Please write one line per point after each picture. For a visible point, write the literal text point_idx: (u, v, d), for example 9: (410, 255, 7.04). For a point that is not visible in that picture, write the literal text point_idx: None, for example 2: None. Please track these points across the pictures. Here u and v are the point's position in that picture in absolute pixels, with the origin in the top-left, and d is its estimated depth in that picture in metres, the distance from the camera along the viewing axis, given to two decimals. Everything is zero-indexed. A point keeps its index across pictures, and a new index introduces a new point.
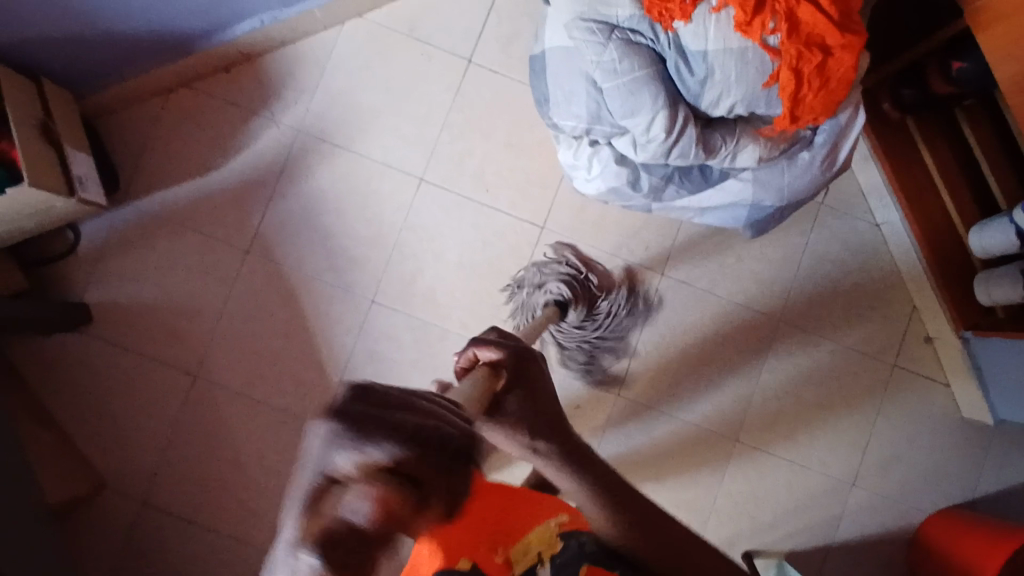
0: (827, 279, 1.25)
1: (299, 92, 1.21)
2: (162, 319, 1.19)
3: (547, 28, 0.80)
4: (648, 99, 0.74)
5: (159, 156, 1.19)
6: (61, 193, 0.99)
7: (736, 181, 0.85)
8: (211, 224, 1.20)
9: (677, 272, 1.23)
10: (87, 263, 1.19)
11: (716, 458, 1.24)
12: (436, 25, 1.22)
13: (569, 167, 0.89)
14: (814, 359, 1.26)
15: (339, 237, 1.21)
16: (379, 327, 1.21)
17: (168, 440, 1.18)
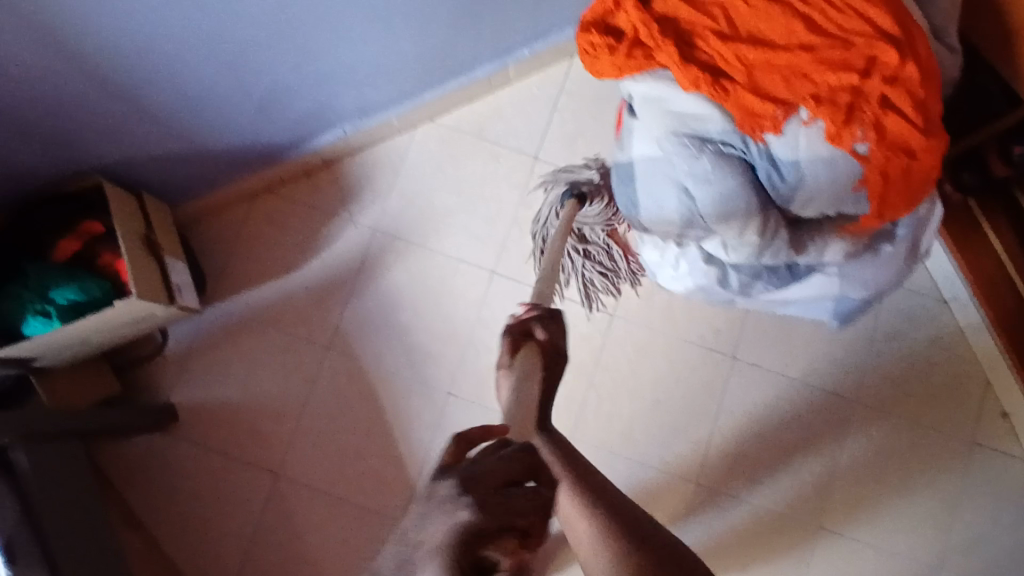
0: (899, 358, 1.24)
1: (375, 194, 1.28)
2: (245, 416, 1.22)
3: (633, 138, 0.85)
4: (740, 209, 0.78)
5: (246, 260, 1.26)
6: (161, 302, 1.03)
7: (823, 276, 0.88)
8: (293, 323, 1.25)
9: (749, 356, 1.23)
10: (175, 364, 1.23)
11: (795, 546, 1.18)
12: (503, 126, 1.29)
13: (654, 266, 0.92)
14: (891, 441, 1.22)
15: (416, 331, 1.25)
16: (455, 418, 1.23)
17: (249, 541, 1.18)
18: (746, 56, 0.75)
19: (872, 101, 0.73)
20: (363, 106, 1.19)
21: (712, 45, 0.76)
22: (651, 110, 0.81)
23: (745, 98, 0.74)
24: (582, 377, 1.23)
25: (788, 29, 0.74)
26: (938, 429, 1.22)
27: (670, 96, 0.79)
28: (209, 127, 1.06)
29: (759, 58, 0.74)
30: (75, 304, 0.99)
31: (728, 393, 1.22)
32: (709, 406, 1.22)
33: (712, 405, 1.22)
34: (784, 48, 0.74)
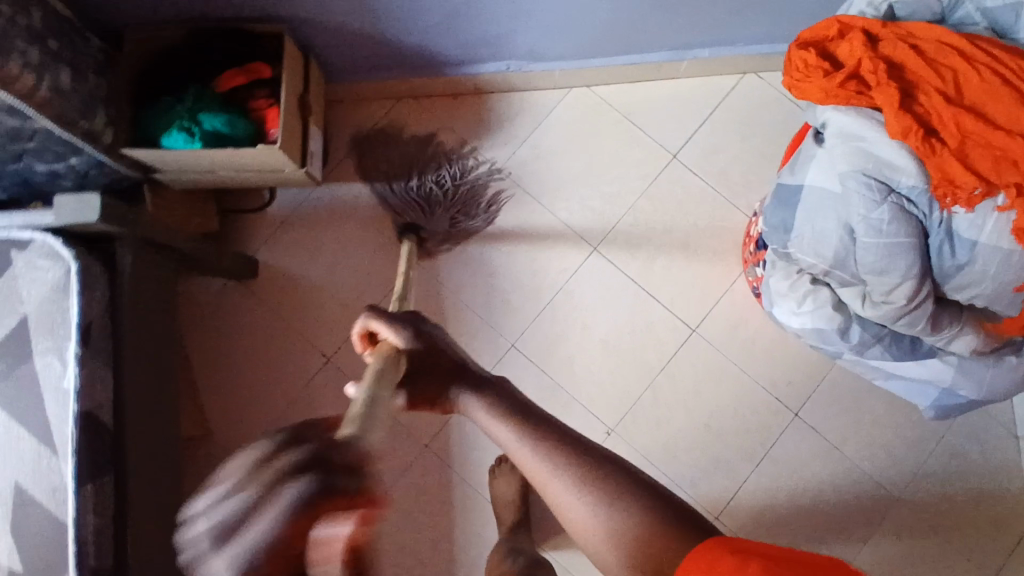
0: (954, 475, 1.21)
1: (511, 135, 1.28)
2: (318, 297, 1.24)
3: (811, 165, 0.84)
4: (902, 266, 0.76)
5: (369, 152, 1.27)
6: (294, 162, 1.05)
7: (940, 361, 0.87)
8: (391, 226, 1.26)
9: (811, 419, 1.22)
10: (272, 225, 1.26)
11: None
12: (654, 115, 1.28)
13: (778, 295, 0.92)
14: (919, 550, 1.19)
15: (502, 277, 1.25)
16: (511, 371, 1.22)
17: (279, 414, 1.20)
18: (963, 125, 0.74)
19: None
20: (536, 50, 1.19)
21: (933, 104, 0.76)
22: (841, 144, 0.80)
23: (949, 162, 0.73)
24: (644, 378, 1.22)
25: (1015, 113, 0.73)
26: (968, 555, 1.18)
27: (870, 137, 0.78)
28: (397, 19, 1.08)
29: (976, 131, 0.73)
30: (218, 134, 1.01)
31: (780, 443, 1.21)
32: (755, 449, 1.21)
33: (758, 449, 1.21)
34: (1005, 130, 0.73)
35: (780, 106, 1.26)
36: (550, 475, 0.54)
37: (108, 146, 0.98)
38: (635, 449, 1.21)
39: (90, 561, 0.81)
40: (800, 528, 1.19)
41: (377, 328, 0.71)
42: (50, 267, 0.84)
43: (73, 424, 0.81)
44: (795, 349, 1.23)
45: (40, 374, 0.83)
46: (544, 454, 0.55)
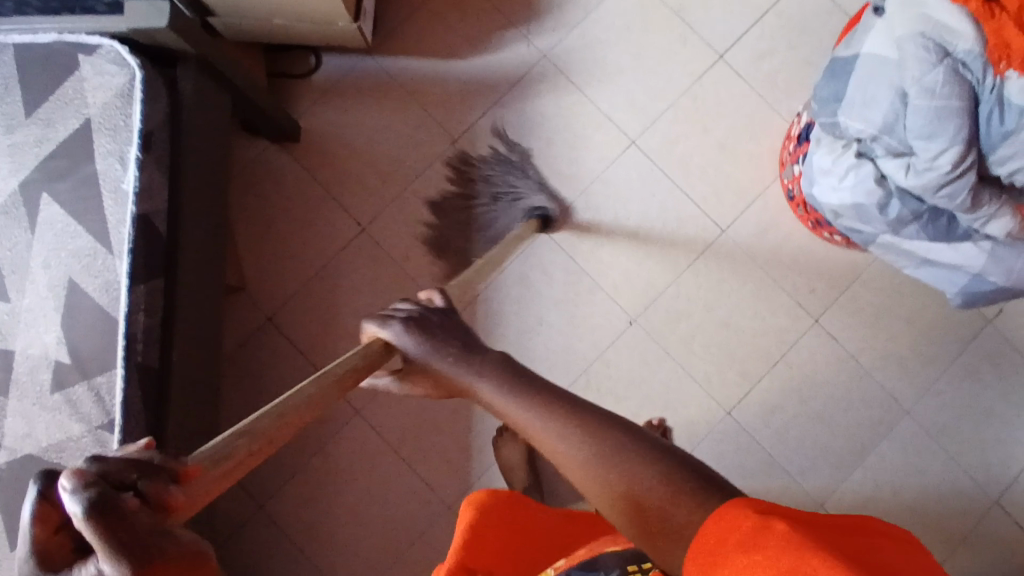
0: (963, 396, 1.23)
1: (560, 23, 1.29)
2: (356, 166, 1.26)
3: (871, 33, 0.84)
4: (950, 131, 0.77)
5: (418, 28, 1.28)
6: (349, 15, 1.08)
7: (974, 246, 0.89)
8: (435, 103, 1.27)
9: (831, 326, 1.23)
10: (316, 92, 1.27)
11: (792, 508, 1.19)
12: (704, 14, 1.28)
13: (821, 171, 0.93)
14: (921, 464, 1.21)
15: (539, 161, 1.26)
16: (540, 255, 1.25)
17: (311, 275, 1.23)
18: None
19: None
20: None
21: None
22: (902, 9, 0.81)
23: (1006, 27, 0.76)
24: (671, 273, 1.24)
25: None
26: (967, 471, 1.21)
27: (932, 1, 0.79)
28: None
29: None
30: None
31: (797, 348, 1.23)
32: (772, 349, 1.23)
33: (775, 351, 1.23)
34: None
35: (831, 15, 1.26)
36: (549, 433, 0.52)
37: None
38: (654, 339, 1.23)
39: (138, 356, 0.85)
40: (808, 431, 1.22)
41: (375, 333, 0.62)
42: (117, 73, 0.87)
43: (131, 225, 0.85)
44: (821, 258, 1.24)
45: (102, 174, 0.86)
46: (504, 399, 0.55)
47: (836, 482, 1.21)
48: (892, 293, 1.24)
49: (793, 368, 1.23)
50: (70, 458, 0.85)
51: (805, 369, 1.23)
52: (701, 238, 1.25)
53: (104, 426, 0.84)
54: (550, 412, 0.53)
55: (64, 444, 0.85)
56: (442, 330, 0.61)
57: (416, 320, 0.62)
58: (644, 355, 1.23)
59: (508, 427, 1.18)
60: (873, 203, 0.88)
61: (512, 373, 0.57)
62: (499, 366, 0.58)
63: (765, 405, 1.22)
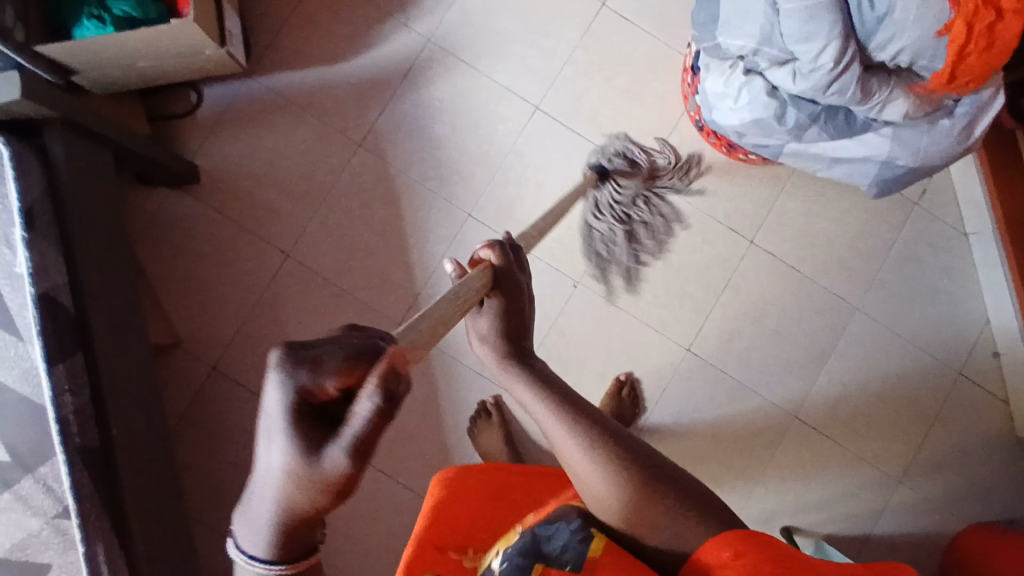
0: (907, 281, 1.25)
1: (436, 4, 1.26)
2: (266, 193, 1.23)
3: None
4: (826, 27, 0.78)
5: (295, 40, 1.25)
6: (214, 41, 1.04)
7: (876, 135, 0.90)
8: (330, 112, 1.24)
9: (768, 243, 1.25)
10: (207, 127, 1.23)
11: (768, 426, 1.22)
12: None
13: (715, 96, 0.93)
14: (881, 355, 1.24)
15: (448, 147, 1.25)
16: (471, 239, 1.23)
17: (248, 312, 1.20)
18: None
19: None
20: None
21: None
22: None
23: None
24: None
25: None
26: (924, 352, 1.24)
27: None
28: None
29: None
30: (130, 19, 0.99)
31: (741, 272, 1.24)
32: (717, 279, 1.24)
33: (720, 280, 1.24)
34: None
35: None
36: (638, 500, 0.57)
37: (22, 46, 0.92)
38: (602, 295, 1.23)
39: (76, 438, 0.82)
40: (769, 349, 1.23)
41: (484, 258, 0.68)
42: None
43: (33, 306, 0.81)
44: (743, 179, 1.25)
45: None
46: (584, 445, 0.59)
47: (806, 391, 1.23)
48: (818, 198, 1.26)
49: (740, 293, 1.24)
50: (35, 554, 0.82)
51: (753, 290, 1.24)
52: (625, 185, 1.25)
53: (62, 514, 0.82)
54: (637, 476, 0.58)
55: (29, 540, 0.82)
56: (513, 288, 0.67)
57: (510, 258, 0.68)
58: (596, 314, 1.23)
59: (481, 413, 1.19)
60: (770, 115, 0.88)
61: (590, 418, 0.61)
62: (579, 412, 0.61)
63: (722, 334, 1.23)
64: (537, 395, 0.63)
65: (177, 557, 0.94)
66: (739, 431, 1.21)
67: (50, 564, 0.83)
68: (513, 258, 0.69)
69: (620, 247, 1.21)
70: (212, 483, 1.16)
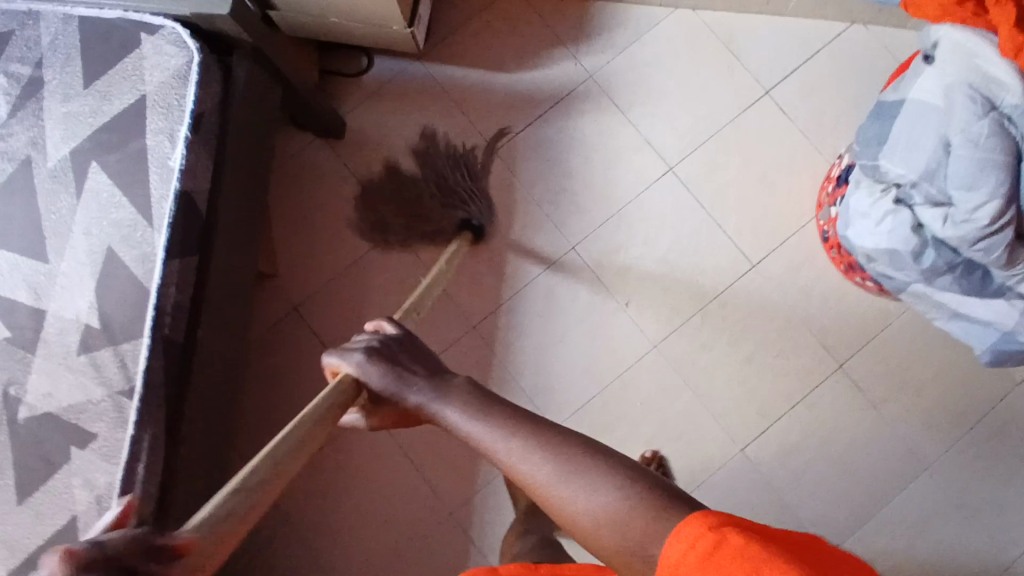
0: (986, 457, 1.19)
1: (609, 45, 1.30)
2: (396, 167, 1.28)
3: (920, 79, 0.84)
4: (991, 184, 0.77)
5: (470, 38, 1.31)
6: (404, 21, 1.11)
7: (1009, 304, 0.87)
8: (478, 112, 1.29)
9: (855, 372, 1.21)
10: (364, 91, 1.30)
11: None
12: (753, 48, 1.28)
13: (857, 214, 0.92)
14: (937, 524, 1.18)
15: (575, 179, 1.27)
16: (567, 272, 1.25)
17: (341, 269, 1.25)
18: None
19: None
20: None
21: None
22: (952, 58, 0.81)
23: None
24: (696, 302, 1.24)
25: None
26: (984, 536, 1.17)
27: (982, 53, 0.78)
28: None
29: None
30: None
31: (819, 391, 1.21)
32: (793, 391, 1.21)
33: (795, 392, 1.21)
34: None
35: (881, 62, 1.26)
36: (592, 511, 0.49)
37: None
38: (673, 367, 1.22)
39: (166, 330, 0.87)
40: (823, 476, 1.19)
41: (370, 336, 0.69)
42: (175, 54, 0.90)
43: (172, 200, 0.88)
44: (850, 304, 1.23)
45: (150, 149, 0.89)
46: (542, 466, 0.52)
47: (846, 533, 1.18)
48: (921, 345, 1.22)
49: (812, 411, 1.21)
50: (88, 421, 0.86)
51: (824, 413, 1.21)
52: (732, 271, 1.24)
53: (126, 392, 0.86)
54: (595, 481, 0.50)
55: (84, 406, 0.87)
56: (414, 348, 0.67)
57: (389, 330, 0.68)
58: (663, 383, 1.22)
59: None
60: (907, 250, 0.87)
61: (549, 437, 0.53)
62: (533, 442, 0.53)
63: (781, 446, 1.20)
64: (466, 410, 0.57)
65: (205, 470, 0.98)
66: None
67: (97, 435, 0.86)
68: (377, 343, 0.65)
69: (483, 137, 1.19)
70: (253, 415, 1.20)
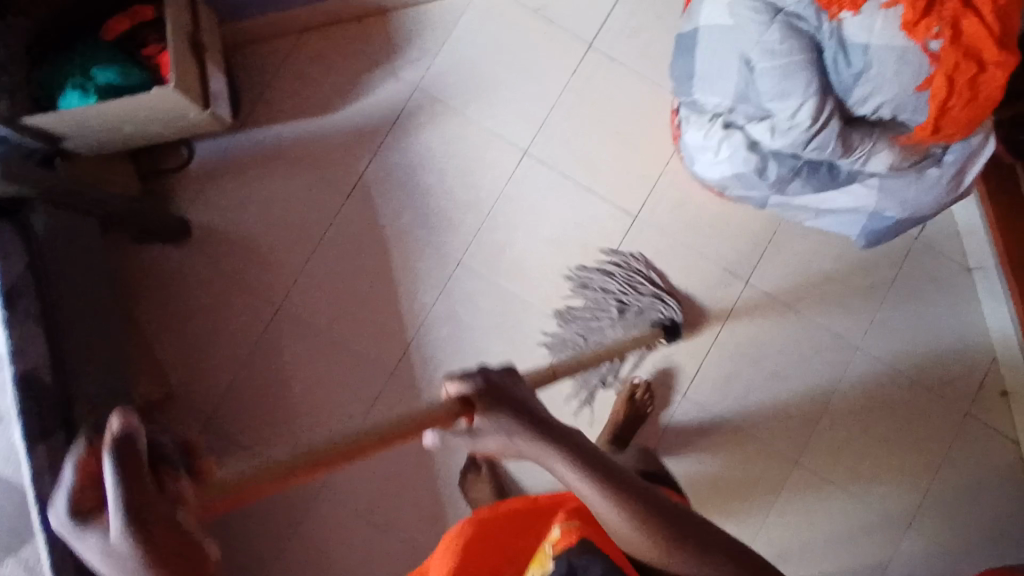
0: (910, 318, 1.24)
1: (424, 49, 1.27)
2: (257, 246, 1.23)
3: (706, 3, 0.82)
4: (801, 87, 0.75)
5: (285, 91, 1.25)
6: (197, 104, 1.04)
7: (862, 187, 0.87)
8: (318, 162, 1.24)
9: (763, 283, 1.22)
10: (197, 181, 1.24)
11: (772, 470, 1.19)
12: (565, 6, 1.27)
13: (696, 147, 0.90)
14: (889, 396, 1.21)
15: (438, 195, 1.24)
16: (462, 290, 1.22)
17: (241, 364, 1.21)
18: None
19: None
20: None
21: None
22: None
23: None
24: (595, 272, 1.23)
25: None
26: (931, 393, 1.22)
27: None
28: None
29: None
30: (113, 87, 1.00)
31: (736, 315, 1.22)
32: (713, 323, 1.22)
33: (716, 323, 1.22)
34: None
35: None
36: None
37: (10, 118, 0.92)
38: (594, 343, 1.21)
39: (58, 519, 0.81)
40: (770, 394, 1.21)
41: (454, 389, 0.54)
42: None
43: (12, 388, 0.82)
44: (738, 221, 1.23)
45: None
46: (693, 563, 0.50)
47: (808, 437, 1.20)
48: (816, 236, 1.23)
49: (737, 335, 1.22)
50: None
51: (750, 333, 1.21)
52: (619, 229, 1.23)
53: None
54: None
55: None
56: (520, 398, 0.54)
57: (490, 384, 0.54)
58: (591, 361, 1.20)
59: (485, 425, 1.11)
60: (752, 169, 0.86)
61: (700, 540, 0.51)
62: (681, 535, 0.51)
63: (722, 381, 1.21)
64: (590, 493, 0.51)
65: None
66: (741, 477, 1.19)
67: None
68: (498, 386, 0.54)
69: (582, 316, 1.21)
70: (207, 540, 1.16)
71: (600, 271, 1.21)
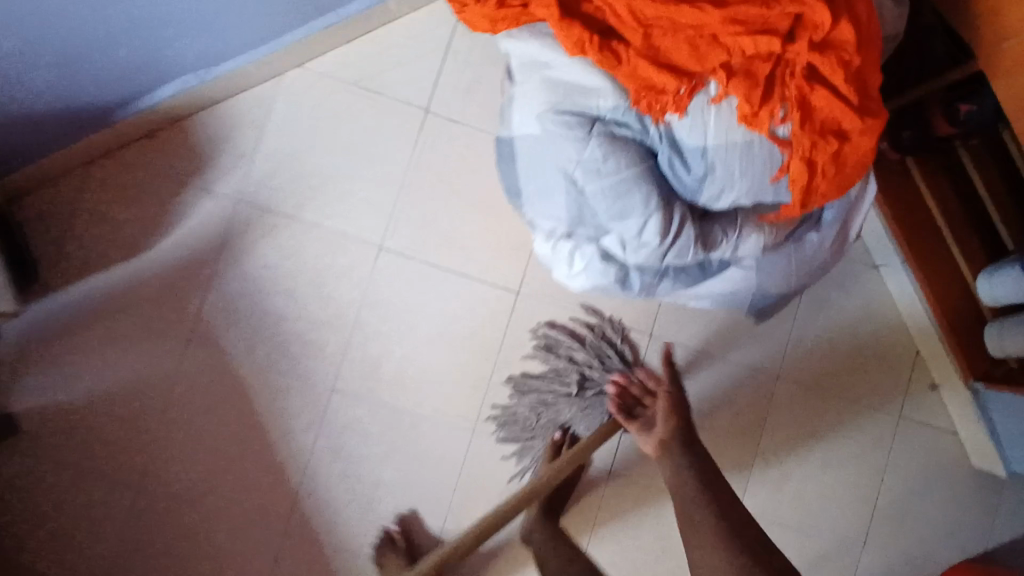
0: (823, 330, 1.17)
1: (236, 156, 1.12)
2: (101, 424, 1.08)
3: (513, 111, 0.68)
4: (638, 203, 0.64)
5: (88, 238, 1.09)
6: None
7: (741, 272, 0.76)
8: (149, 313, 1.10)
9: (665, 331, 1.14)
10: (8, 367, 1.07)
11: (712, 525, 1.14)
12: (385, 72, 1.12)
13: (546, 260, 0.77)
14: (819, 418, 1.16)
15: (292, 318, 1.11)
16: (343, 417, 1.11)
17: (117, 563, 1.07)
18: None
19: (796, 72, 0.61)
20: (205, 54, 1.00)
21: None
22: (530, 78, 0.66)
23: (640, 66, 0.61)
24: (485, 362, 1.12)
25: None
26: (859, 403, 1.17)
27: (552, 62, 0.64)
28: (14, 94, 0.88)
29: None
30: None
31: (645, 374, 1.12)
32: None
33: None
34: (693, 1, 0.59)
35: None
36: None
37: None
38: (499, 440, 1.12)
39: None
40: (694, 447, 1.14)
41: None
42: None
43: None
44: None
45: None
46: None
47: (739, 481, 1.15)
48: None
49: None
50: None
51: None
52: (501, 309, 1.13)
53: None
54: None
55: None
56: None
57: None
58: (500, 459, 1.12)
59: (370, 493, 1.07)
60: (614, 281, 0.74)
61: None
62: None
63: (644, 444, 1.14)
64: None
65: None
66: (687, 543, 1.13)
67: None
68: None
69: (538, 397, 1.11)
70: None
71: (568, 341, 1.11)
